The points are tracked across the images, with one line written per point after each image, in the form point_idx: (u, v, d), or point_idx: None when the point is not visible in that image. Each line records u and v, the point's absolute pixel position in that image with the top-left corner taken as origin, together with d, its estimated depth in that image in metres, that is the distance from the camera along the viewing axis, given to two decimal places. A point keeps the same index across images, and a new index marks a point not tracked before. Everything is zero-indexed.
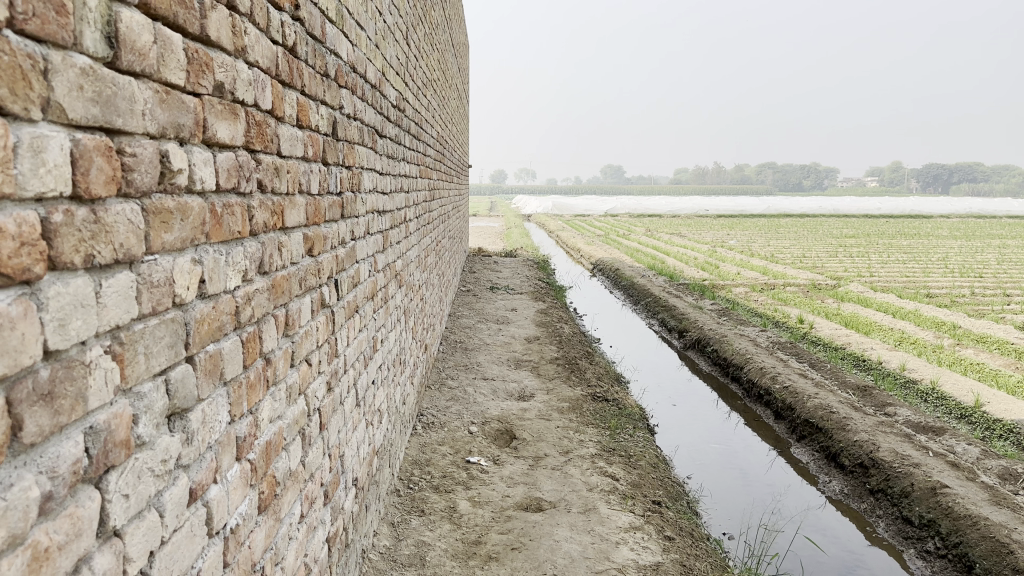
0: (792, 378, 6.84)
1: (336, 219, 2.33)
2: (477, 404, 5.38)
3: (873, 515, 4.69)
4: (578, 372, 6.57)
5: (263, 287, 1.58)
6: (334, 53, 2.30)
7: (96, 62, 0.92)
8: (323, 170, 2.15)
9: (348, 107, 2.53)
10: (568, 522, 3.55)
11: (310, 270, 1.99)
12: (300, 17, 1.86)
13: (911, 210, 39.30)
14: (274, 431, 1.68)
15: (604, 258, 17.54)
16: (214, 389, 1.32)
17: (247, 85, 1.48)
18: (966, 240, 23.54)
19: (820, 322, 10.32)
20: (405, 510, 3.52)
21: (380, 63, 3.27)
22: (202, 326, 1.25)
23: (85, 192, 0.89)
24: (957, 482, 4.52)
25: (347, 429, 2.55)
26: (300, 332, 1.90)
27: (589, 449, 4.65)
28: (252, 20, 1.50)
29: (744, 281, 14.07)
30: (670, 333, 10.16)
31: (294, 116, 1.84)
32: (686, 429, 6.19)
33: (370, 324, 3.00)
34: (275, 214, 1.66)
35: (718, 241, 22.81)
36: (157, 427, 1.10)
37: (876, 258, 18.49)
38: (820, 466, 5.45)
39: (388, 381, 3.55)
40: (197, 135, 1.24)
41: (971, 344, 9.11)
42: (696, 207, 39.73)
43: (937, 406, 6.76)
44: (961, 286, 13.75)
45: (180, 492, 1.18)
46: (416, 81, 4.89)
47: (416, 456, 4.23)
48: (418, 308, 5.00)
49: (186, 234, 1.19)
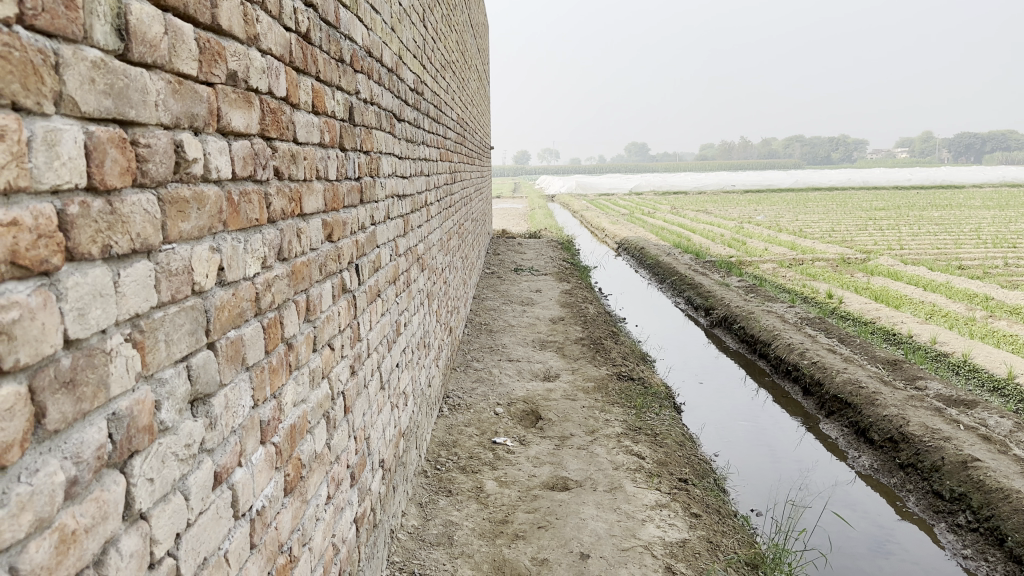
0: (821, 353, 6.78)
1: (355, 204, 2.35)
2: (502, 386, 5.41)
3: (903, 489, 4.66)
4: (603, 352, 6.57)
5: (283, 273, 1.60)
6: (349, 38, 2.31)
7: (107, 55, 0.93)
8: (341, 155, 2.16)
9: (364, 92, 2.53)
10: (594, 501, 3.57)
11: (330, 255, 2.01)
12: (313, 4, 1.86)
13: (943, 180, 38.58)
14: (298, 414, 1.70)
15: (629, 236, 17.46)
16: (236, 374, 1.34)
17: (261, 72, 1.49)
18: (1000, 210, 23.07)
19: (849, 297, 10.21)
20: (433, 490, 3.56)
21: (396, 46, 3.26)
22: (222, 313, 1.27)
23: (100, 184, 0.91)
24: (989, 455, 4.46)
25: (372, 411, 2.58)
26: (321, 317, 1.91)
27: (615, 428, 4.66)
28: (264, 8, 1.51)
29: (772, 257, 13.94)
30: (696, 311, 10.11)
31: (310, 102, 1.85)
32: (714, 406, 6.17)
33: (392, 308, 3.02)
34: (293, 201, 1.68)
35: (745, 217, 22.60)
36: (180, 412, 1.12)
37: (906, 230, 18.21)
38: (849, 441, 5.42)
39: (413, 364, 3.58)
40: (212, 124, 1.25)
41: (1004, 315, 8.97)
42: (722, 183, 39.35)
43: (969, 379, 6.68)
44: (994, 257, 13.51)
45: (204, 476, 1.20)
46: (435, 63, 4.88)
47: (443, 437, 4.26)
48: (441, 292, 5.03)
49: (203, 222, 1.20)
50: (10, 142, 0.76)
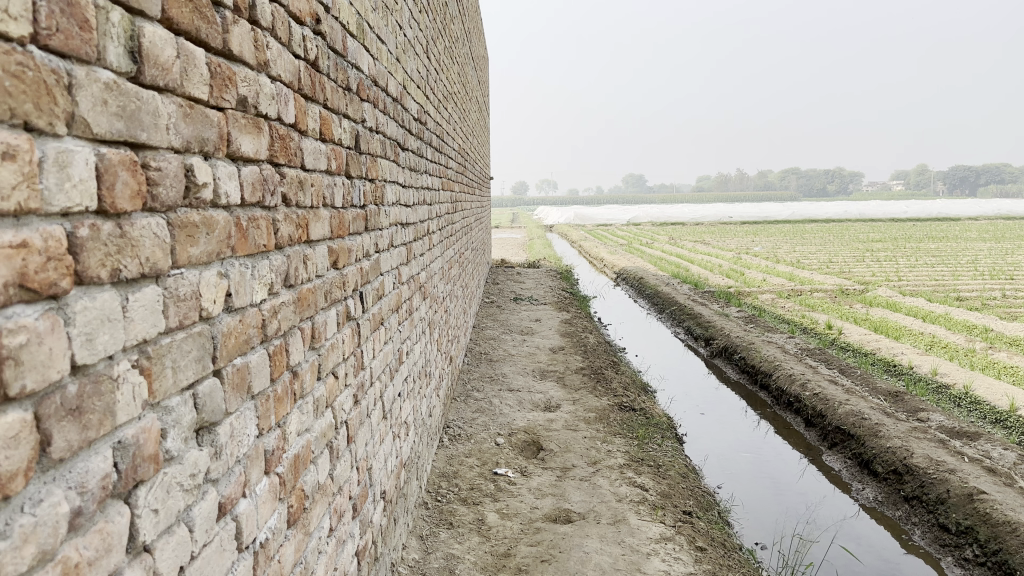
0: (822, 385, 6.75)
1: (360, 231, 2.32)
2: (504, 416, 5.36)
3: (909, 522, 4.60)
4: (604, 382, 6.52)
5: (289, 300, 1.57)
6: (356, 67, 2.31)
7: (119, 77, 0.92)
8: (347, 183, 2.14)
9: (370, 120, 2.53)
10: (598, 533, 3.52)
11: (335, 282, 1.98)
12: (321, 31, 1.86)
13: (940, 213, 38.77)
14: (302, 444, 1.66)
15: (628, 266, 17.48)
16: (242, 403, 1.31)
17: (270, 98, 1.48)
18: (996, 242, 23.18)
19: (849, 327, 10.19)
20: (434, 522, 3.50)
21: (401, 76, 3.27)
22: (229, 339, 1.25)
23: (110, 207, 0.90)
24: (994, 488, 4.42)
25: (375, 441, 2.53)
26: (326, 345, 1.88)
27: (617, 460, 4.61)
28: (273, 34, 1.51)
29: (771, 288, 13.94)
30: (696, 341, 10.08)
31: (318, 129, 1.83)
32: (715, 438, 6.11)
33: (395, 336, 2.99)
34: (300, 227, 1.66)
35: (743, 248, 22.63)
36: (185, 441, 1.10)
37: (904, 262, 18.27)
38: (852, 473, 5.37)
39: (414, 394, 3.55)
40: (221, 149, 1.24)
41: (1004, 347, 8.96)
42: (719, 214, 39.54)
43: (971, 411, 6.65)
44: (991, 289, 13.53)
45: (209, 507, 1.17)
46: (437, 93, 4.91)
47: (443, 468, 4.21)
48: (442, 320, 4.98)
49: (212, 247, 1.18)
50: (21, 163, 0.75)
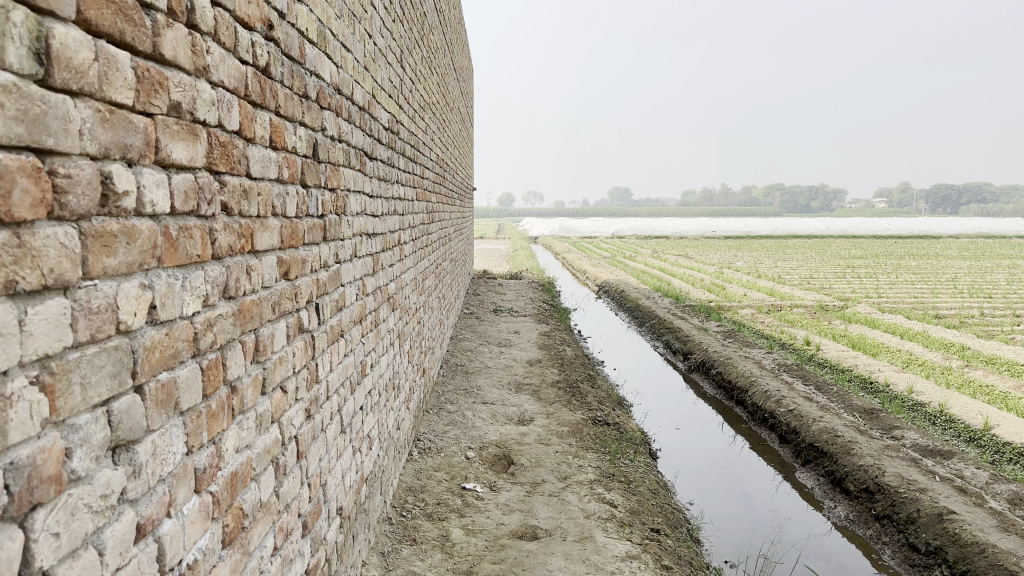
0: (798, 401, 6.74)
1: (317, 242, 2.28)
2: (475, 429, 5.31)
3: (879, 542, 4.58)
4: (580, 396, 6.48)
5: (228, 312, 1.52)
6: (316, 75, 2.28)
7: (21, 79, 0.88)
8: (302, 192, 2.09)
9: (332, 129, 2.49)
10: (563, 551, 3.47)
11: (285, 294, 1.93)
12: (273, 38, 1.82)
13: (922, 231, 39.09)
14: (241, 461, 1.61)
15: (610, 279, 17.48)
16: (167, 419, 1.26)
17: (209, 105, 1.44)
18: (974, 260, 23.41)
19: (827, 344, 10.21)
20: (396, 538, 3.44)
21: (370, 85, 3.23)
22: (152, 354, 1.21)
23: (5, 215, 0.85)
24: (964, 508, 4.42)
25: (330, 456, 2.47)
26: (272, 358, 1.83)
27: (587, 475, 4.56)
28: (216, 40, 1.47)
29: (751, 303, 13.97)
30: (675, 355, 10.07)
31: (267, 137, 1.79)
32: (689, 453, 6.09)
33: (357, 348, 2.94)
34: (243, 237, 1.61)
35: (726, 263, 22.72)
36: (96, 460, 1.05)
37: (884, 279, 18.39)
38: (825, 491, 5.35)
39: (379, 407, 3.50)
40: (149, 156, 1.20)
41: (980, 365, 9.00)
42: (702, 229, 39.71)
43: (946, 429, 6.66)
44: (970, 308, 13.61)
45: (125, 528, 1.12)
46: (412, 104, 4.87)
47: (410, 482, 4.15)
48: (414, 331, 4.94)
49: (133, 258, 1.14)
50: None
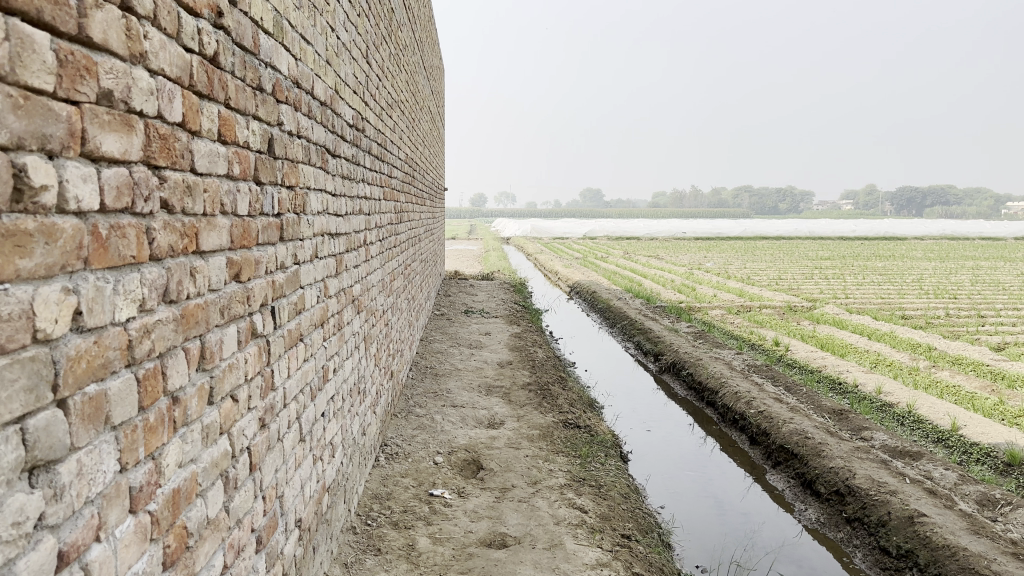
0: (768, 403, 6.72)
1: (273, 242, 2.17)
2: (444, 433, 5.21)
3: (850, 544, 4.56)
4: (550, 398, 6.41)
5: (168, 318, 1.42)
6: (272, 67, 2.17)
7: None
8: (255, 190, 1.99)
9: (289, 124, 2.38)
10: (532, 560, 3.39)
11: (236, 297, 1.82)
12: (222, 25, 1.72)
13: (888, 232, 39.65)
14: (184, 476, 1.51)
15: (582, 280, 17.44)
16: (96, 435, 1.16)
17: (148, 94, 1.33)
18: (940, 262, 23.78)
19: (796, 345, 10.24)
20: (361, 549, 3.33)
21: (332, 80, 3.12)
22: (78, 364, 1.10)
23: None
24: (935, 510, 4.41)
25: (288, 466, 2.36)
26: (220, 366, 1.72)
27: (558, 480, 4.48)
28: (155, 25, 1.36)
29: (721, 304, 14.01)
30: (646, 356, 10.03)
31: (215, 130, 1.68)
32: (661, 456, 6.03)
33: (318, 352, 2.83)
34: (186, 237, 1.50)
35: (696, 263, 22.84)
36: (7, 485, 0.94)
37: (852, 279, 18.56)
38: (796, 493, 5.33)
39: (343, 413, 3.38)
40: (73, 148, 1.10)
41: (947, 366, 9.08)
42: (673, 230, 39.87)
43: (914, 429, 6.69)
44: (935, 308, 13.78)
45: (43, 558, 1.02)
46: (379, 101, 4.75)
47: (376, 489, 4.04)
48: (381, 334, 4.84)
49: (52, 259, 1.04)
50: None
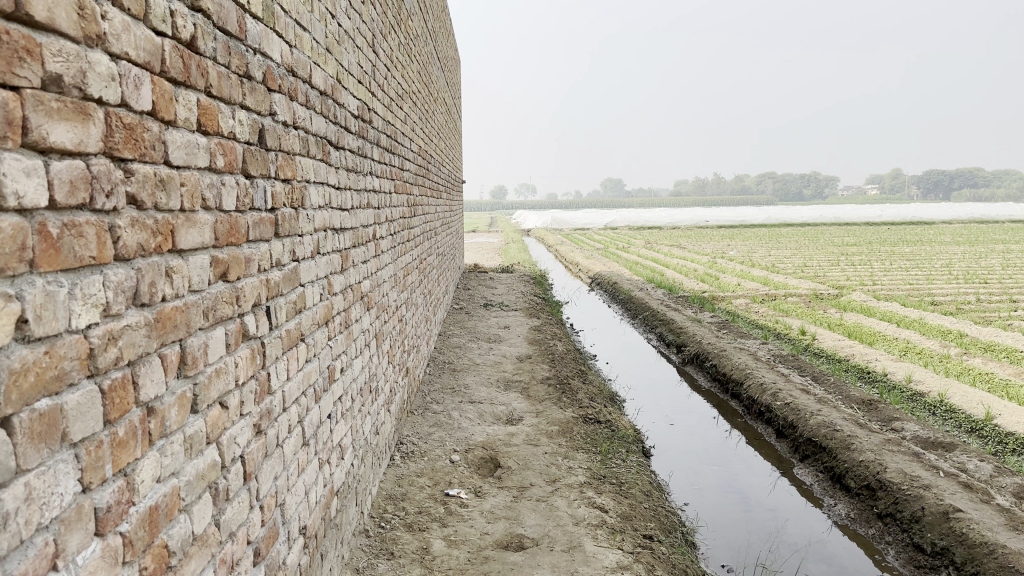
0: (795, 394, 6.55)
1: (266, 238, 2.06)
2: (461, 431, 5.10)
3: (882, 541, 4.40)
4: (570, 393, 6.28)
5: (139, 322, 1.31)
6: (262, 54, 2.06)
7: None
8: (244, 183, 1.88)
9: (284, 115, 2.27)
10: (550, 563, 3.27)
11: (222, 297, 1.71)
12: (200, 7, 1.60)
13: (912, 217, 39.01)
14: (163, 492, 1.40)
15: (603, 271, 17.24)
16: (50, 455, 1.05)
17: (109, 80, 1.22)
18: (969, 245, 23.28)
19: (822, 333, 10.02)
20: (373, 553, 3.23)
21: (333, 68, 3.01)
22: (23, 378, 0.99)
23: None
24: (971, 505, 4.23)
25: (289, 472, 2.26)
26: (206, 372, 1.61)
27: (577, 477, 4.37)
28: (117, 4, 1.25)
29: (745, 292, 13.77)
30: (668, 347, 9.87)
31: (194, 120, 1.57)
32: (685, 451, 5.89)
33: (322, 352, 2.72)
34: (160, 234, 1.39)
35: (719, 252, 22.52)
36: None
37: (880, 265, 18.20)
38: (824, 488, 5.17)
39: (353, 414, 3.28)
40: (12, 138, 0.99)
41: (979, 353, 8.82)
42: (696, 219, 39.49)
43: (946, 419, 6.48)
44: (966, 293, 13.44)
45: None
46: (387, 92, 4.62)
47: (391, 490, 3.94)
48: (395, 330, 4.72)
49: None
50: None
